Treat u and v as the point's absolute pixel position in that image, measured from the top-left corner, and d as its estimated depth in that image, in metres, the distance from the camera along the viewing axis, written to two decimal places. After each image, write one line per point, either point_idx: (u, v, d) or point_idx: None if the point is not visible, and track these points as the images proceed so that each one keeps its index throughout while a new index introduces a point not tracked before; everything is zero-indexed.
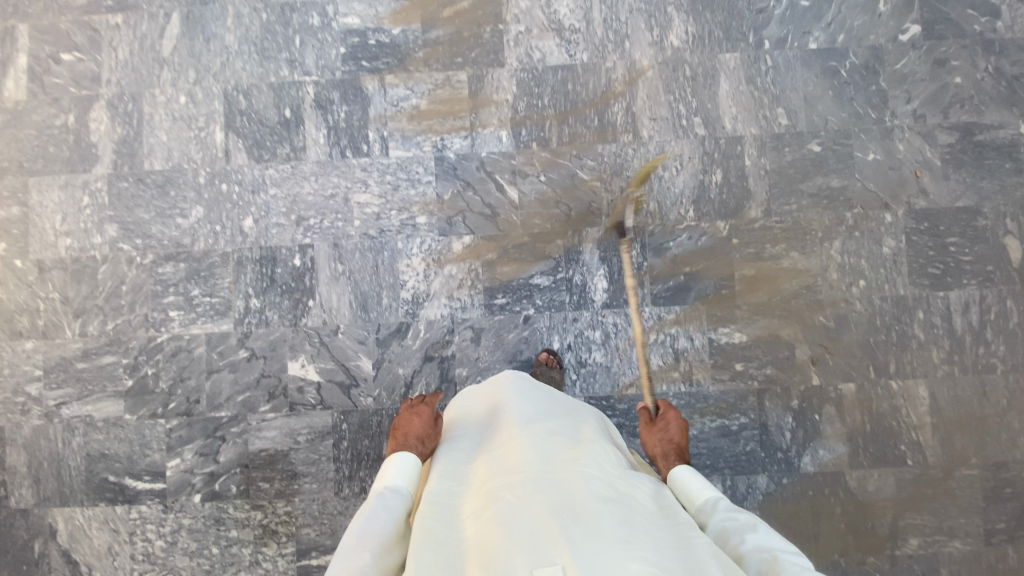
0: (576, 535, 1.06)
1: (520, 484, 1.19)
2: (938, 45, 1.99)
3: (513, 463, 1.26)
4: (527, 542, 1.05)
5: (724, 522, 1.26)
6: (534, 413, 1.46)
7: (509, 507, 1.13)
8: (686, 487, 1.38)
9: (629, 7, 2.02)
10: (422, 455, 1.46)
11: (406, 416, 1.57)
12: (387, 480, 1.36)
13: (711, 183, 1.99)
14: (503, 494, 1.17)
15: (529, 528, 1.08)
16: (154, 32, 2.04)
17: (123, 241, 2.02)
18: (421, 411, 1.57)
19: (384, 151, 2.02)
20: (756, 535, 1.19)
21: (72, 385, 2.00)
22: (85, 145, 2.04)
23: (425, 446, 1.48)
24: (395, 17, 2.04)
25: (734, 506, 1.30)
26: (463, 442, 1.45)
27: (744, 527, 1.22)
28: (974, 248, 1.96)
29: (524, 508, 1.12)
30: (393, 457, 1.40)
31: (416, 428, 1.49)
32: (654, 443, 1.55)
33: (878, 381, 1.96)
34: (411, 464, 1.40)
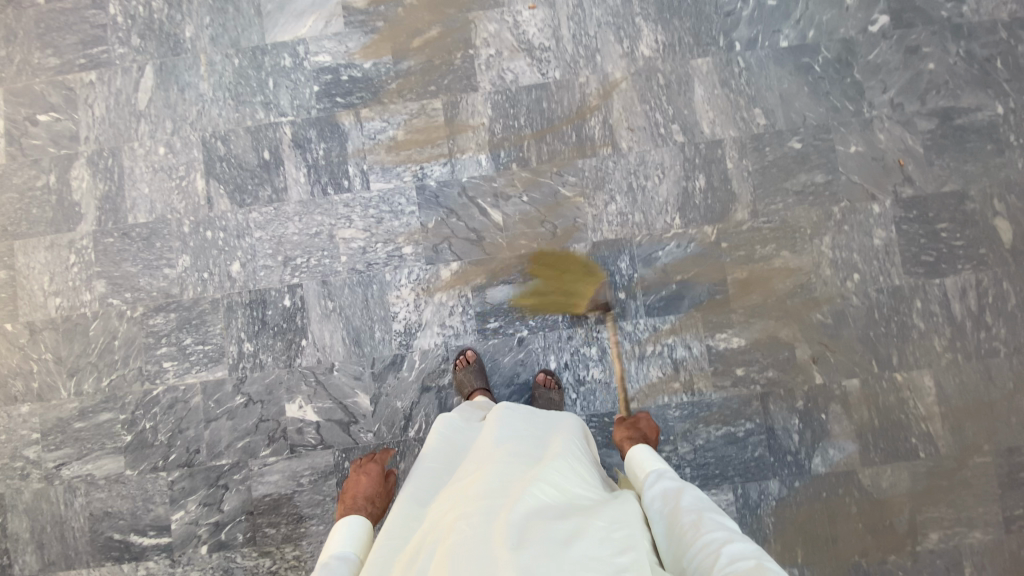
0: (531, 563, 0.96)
1: (488, 501, 1.12)
2: (909, 32, 1.98)
3: (473, 490, 1.17)
4: (475, 574, 0.95)
5: (662, 487, 1.31)
6: (503, 437, 1.38)
7: (461, 537, 1.04)
8: (635, 458, 1.45)
9: (597, 21, 2.02)
10: (372, 514, 1.45)
11: (354, 477, 1.57)
12: (335, 547, 1.30)
13: (695, 189, 1.98)
14: (456, 522, 1.08)
15: (479, 559, 0.98)
16: (127, 85, 2.05)
17: (112, 296, 2.02)
18: (369, 470, 1.58)
19: (365, 185, 2.02)
20: (690, 497, 1.25)
21: (71, 444, 1.99)
22: (68, 204, 2.04)
23: (374, 504, 1.47)
24: (365, 51, 2.04)
25: (676, 475, 1.36)
26: (430, 476, 1.37)
27: (679, 491, 1.28)
28: (965, 232, 1.93)
29: (477, 537, 1.03)
30: (343, 521, 1.37)
31: (365, 487, 1.49)
32: (624, 430, 1.62)
33: (881, 374, 1.93)
34: (362, 526, 1.36)
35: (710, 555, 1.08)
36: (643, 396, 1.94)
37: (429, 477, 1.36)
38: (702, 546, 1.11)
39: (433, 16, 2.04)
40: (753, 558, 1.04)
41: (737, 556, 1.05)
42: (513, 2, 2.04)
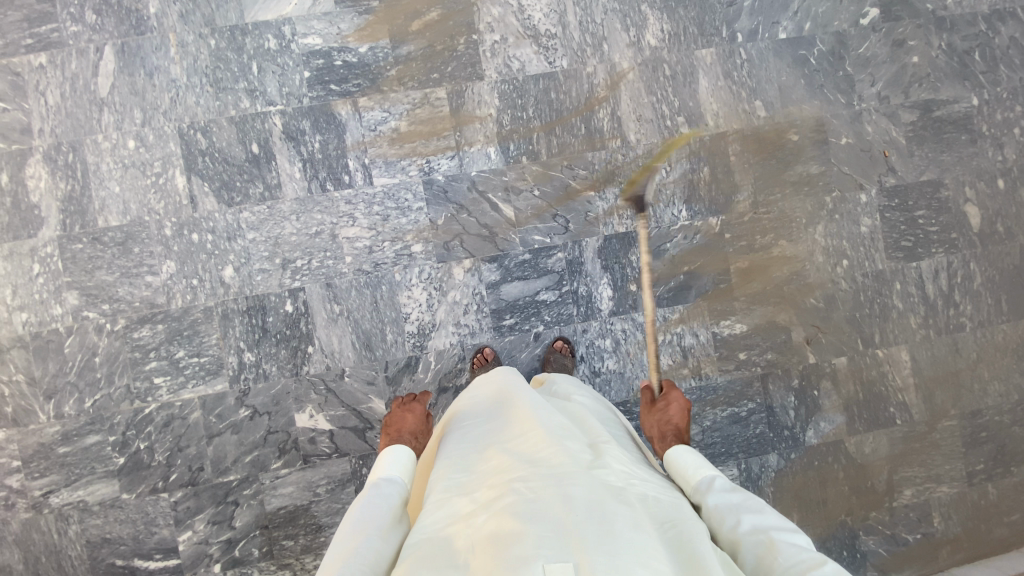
0: (595, 533, 0.92)
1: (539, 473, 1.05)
2: (895, 27, 2.07)
3: (527, 452, 1.12)
4: (541, 537, 0.90)
5: (719, 500, 1.12)
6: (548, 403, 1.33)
7: (522, 497, 0.98)
8: (679, 465, 1.24)
9: (603, 7, 1.97)
10: (416, 448, 1.44)
11: (398, 413, 1.55)
12: (383, 471, 1.24)
13: (700, 181, 2.02)
14: (514, 482, 1.02)
15: (544, 522, 0.93)
16: (85, 70, 1.82)
17: (88, 308, 1.82)
18: (413, 408, 1.57)
19: (367, 180, 1.90)
20: (754, 515, 1.05)
21: (55, 471, 1.82)
22: (26, 207, 1.81)
23: (418, 440, 1.46)
24: (360, 34, 1.89)
25: (727, 484, 1.17)
26: (469, 431, 1.31)
27: (740, 506, 1.09)
28: (939, 218, 2.10)
29: (539, 500, 0.98)
30: (387, 450, 1.30)
31: (410, 424, 1.48)
32: (652, 422, 1.45)
33: (866, 351, 2.09)
34: (407, 459, 1.30)
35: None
36: None
37: (467, 432, 1.31)
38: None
39: None
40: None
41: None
42: None
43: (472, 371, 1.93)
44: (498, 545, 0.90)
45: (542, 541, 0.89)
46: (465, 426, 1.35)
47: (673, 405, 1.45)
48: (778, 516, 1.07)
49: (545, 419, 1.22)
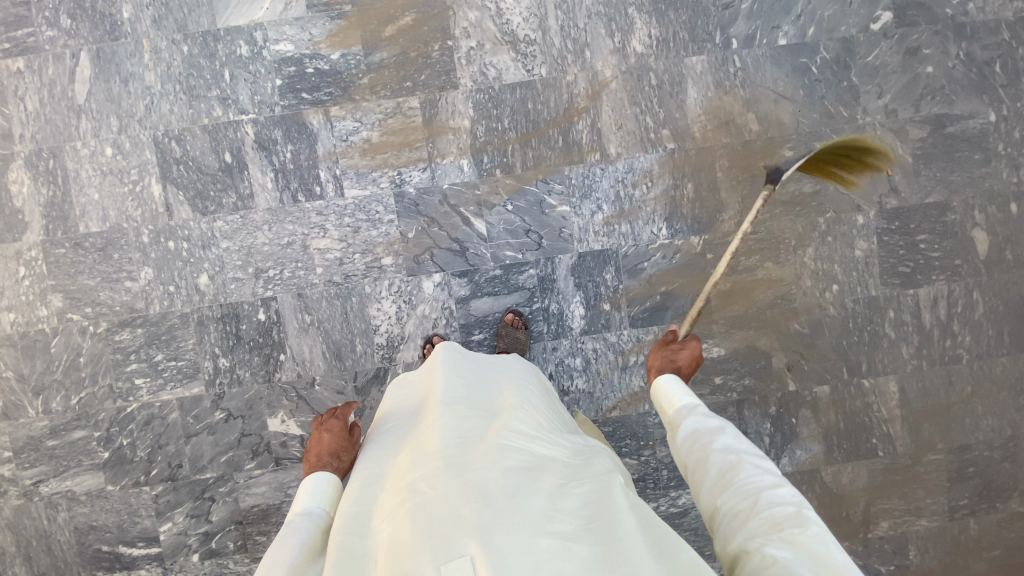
0: (494, 519, 0.96)
1: (437, 470, 1.08)
2: (910, 33, 1.91)
3: (433, 445, 1.16)
4: (438, 533, 0.94)
5: (695, 425, 1.21)
6: (462, 391, 1.38)
7: (423, 498, 1.02)
8: (668, 392, 1.32)
9: (587, 11, 1.87)
10: (339, 469, 1.37)
11: (316, 435, 1.46)
12: (301, 503, 1.25)
13: (683, 198, 1.93)
14: (416, 485, 1.06)
15: (443, 516, 0.97)
16: (63, 76, 1.85)
17: (72, 311, 1.90)
18: (332, 426, 1.49)
19: (338, 191, 1.89)
20: (725, 437, 1.14)
21: (45, 462, 1.94)
22: (10, 211, 1.88)
23: (341, 459, 1.40)
24: (332, 40, 1.85)
25: (709, 411, 1.25)
26: (385, 437, 1.35)
27: (713, 430, 1.18)
28: (943, 243, 1.97)
29: (438, 494, 1.02)
30: (309, 479, 1.30)
31: (328, 444, 1.41)
32: (657, 357, 1.47)
33: (850, 380, 2.01)
34: (329, 484, 1.31)
35: (749, 499, 0.99)
36: (626, 404, 1.99)
37: (382, 439, 1.35)
38: (739, 490, 1.02)
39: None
40: (793, 504, 0.96)
41: (778, 503, 0.97)
42: None
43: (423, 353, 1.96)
44: (400, 553, 0.93)
45: (437, 539, 0.93)
46: (385, 432, 1.38)
47: (686, 348, 1.47)
48: (741, 434, 1.17)
49: (455, 412, 1.27)
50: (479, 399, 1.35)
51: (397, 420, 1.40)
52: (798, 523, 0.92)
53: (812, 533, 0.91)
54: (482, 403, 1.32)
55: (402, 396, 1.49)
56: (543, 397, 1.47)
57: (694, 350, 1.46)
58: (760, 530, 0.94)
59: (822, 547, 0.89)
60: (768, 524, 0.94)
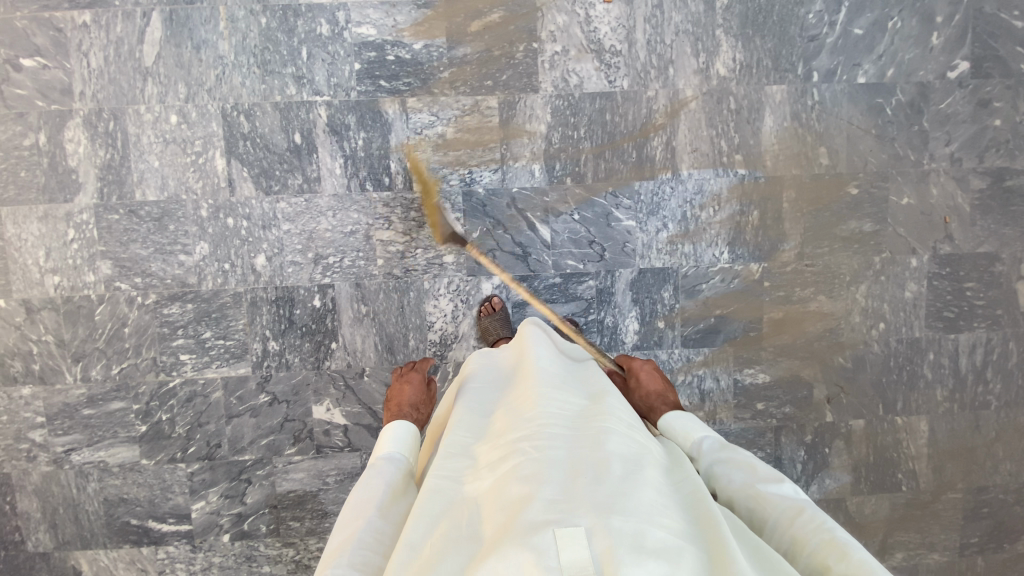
0: (608, 496, 0.91)
1: (543, 438, 1.04)
2: (983, 85, 1.94)
3: (536, 414, 1.11)
4: (549, 501, 0.90)
5: (709, 463, 1.17)
6: (561, 370, 1.32)
7: (529, 462, 0.98)
8: (672, 431, 1.27)
9: (675, 27, 1.85)
10: (419, 421, 1.37)
11: (396, 386, 1.49)
12: (384, 448, 1.22)
13: (748, 225, 1.95)
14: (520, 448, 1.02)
15: (553, 485, 0.92)
16: (131, 35, 1.77)
17: (120, 279, 1.85)
18: (412, 379, 1.52)
19: (407, 184, 1.87)
20: (743, 473, 1.11)
21: (80, 430, 1.90)
22: (63, 170, 1.81)
23: (419, 412, 1.41)
24: (416, 29, 1.80)
25: (713, 440, 1.20)
26: (475, 393, 1.31)
27: (731, 466, 1.14)
28: (988, 293, 2.03)
29: (547, 462, 0.98)
30: (392, 423, 1.28)
31: (410, 395, 1.42)
32: (639, 399, 1.48)
33: (885, 417, 2.07)
34: (412, 430, 1.27)
35: (789, 544, 0.98)
36: None
37: (471, 395, 1.30)
38: (776, 534, 1.01)
39: None
40: (832, 537, 0.94)
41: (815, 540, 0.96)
42: None
43: (478, 317, 1.94)
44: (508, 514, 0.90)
45: (548, 505, 0.89)
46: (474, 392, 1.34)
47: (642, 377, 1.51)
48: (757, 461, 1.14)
49: (556, 386, 1.22)
50: (576, 380, 1.30)
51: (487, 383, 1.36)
52: (841, 557, 0.90)
53: (857, 564, 0.88)
54: (581, 385, 1.28)
55: (493, 365, 1.45)
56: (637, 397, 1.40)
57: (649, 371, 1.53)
58: (812, 571, 0.94)
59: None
60: (817, 565, 0.93)
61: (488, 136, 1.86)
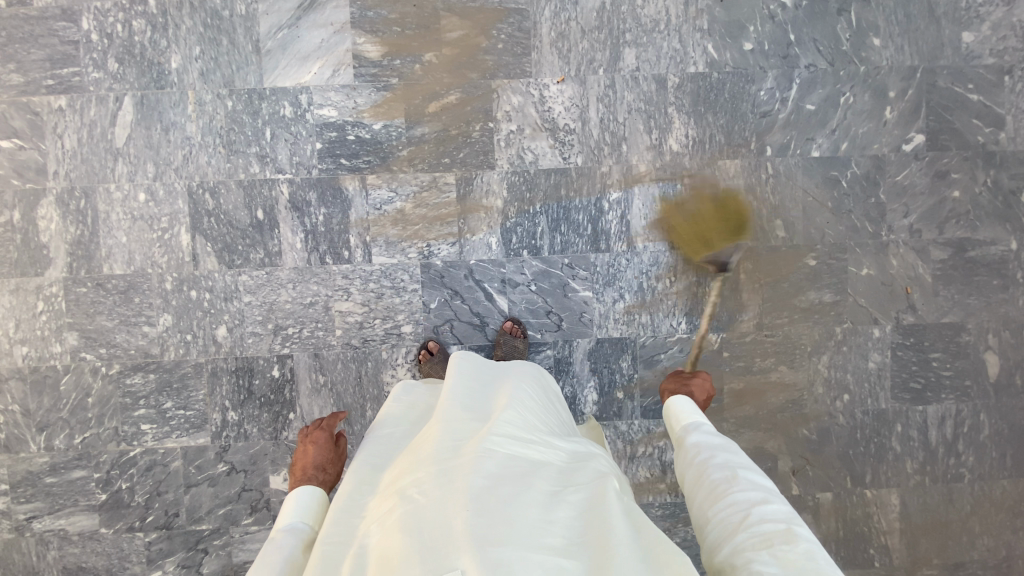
0: (490, 529, 0.88)
1: (429, 475, 1.00)
2: (940, 156, 1.95)
3: (424, 452, 1.08)
4: (428, 546, 0.86)
5: (704, 441, 1.16)
6: (458, 392, 1.27)
7: (410, 505, 0.95)
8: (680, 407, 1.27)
9: (628, 106, 1.90)
10: (326, 484, 1.28)
11: (299, 447, 1.35)
12: (284, 519, 1.14)
13: (705, 295, 1.95)
14: (402, 495, 0.98)
15: (432, 527, 0.89)
16: (104, 118, 1.86)
17: (86, 350, 1.90)
18: (317, 438, 1.38)
19: (366, 257, 1.91)
20: (728, 456, 1.10)
21: (41, 498, 1.92)
22: (35, 245, 1.88)
23: (326, 473, 1.30)
24: (376, 110, 1.87)
25: (713, 430, 1.21)
26: (375, 446, 1.25)
27: (717, 447, 1.13)
28: (955, 363, 2.00)
29: (428, 505, 0.94)
30: (295, 491, 1.20)
31: (314, 457, 1.30)
32: (672, 383, 1.41)
33: (853, 490, 2.02)
34: (316, 496, 1.21)
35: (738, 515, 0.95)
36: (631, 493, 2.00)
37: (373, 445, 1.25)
38: (730, 506, 0.98)
39: (452, 79, 1.88)
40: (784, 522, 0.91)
41: (769, 518, 0.92)
42: (541, 74, 1.89)
43: None
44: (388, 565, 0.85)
45: (426, 550, 0.85)
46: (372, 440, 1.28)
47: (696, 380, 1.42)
48: (748, 458, 1.11)
49: (445, 415, 1.18)
50: (475, 401, 1.26)
51: (389, 433, 1.30)
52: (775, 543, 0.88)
53: (804, 550, 0.86)
54: (474, 406, 1.23)
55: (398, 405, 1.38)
56: (535, 401, 1.34)
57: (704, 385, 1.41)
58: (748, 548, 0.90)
59: (812, 562, 0.83)
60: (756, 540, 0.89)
61: (445, 211, 1.92)
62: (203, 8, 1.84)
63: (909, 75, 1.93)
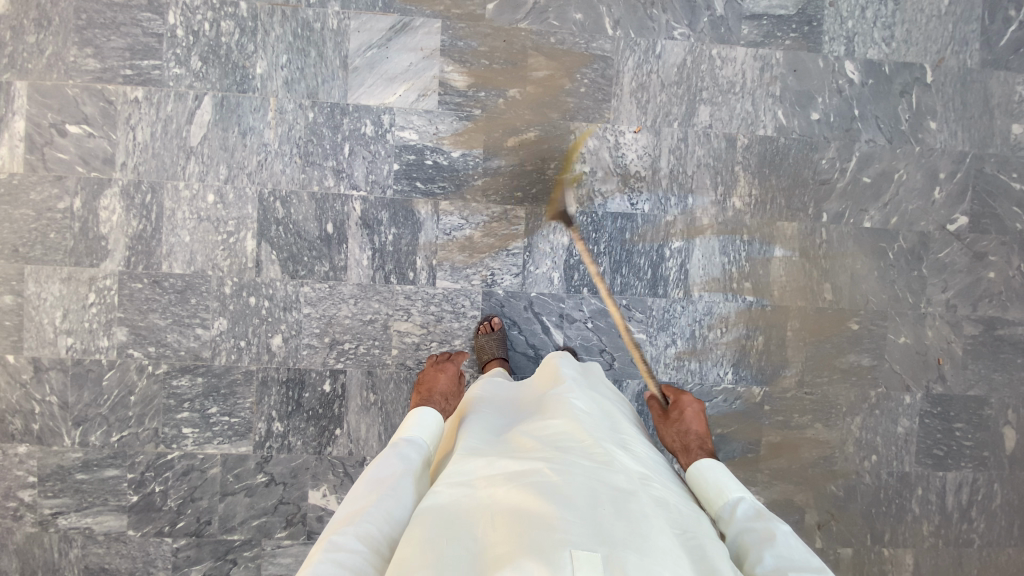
0: (613, 520, 0.97)
1: (557, 458, 1.09)
2: (980, 239, 2.07)
3: (551, 442, 1.16)
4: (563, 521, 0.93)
5: (742, 530, 1.16)
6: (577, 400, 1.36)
7: (544, 480, 1.03)
8: (704, 480, 1.30)
9: (697, 160, 1.97)
10: (445, 410, 1.47)
11: (431, 372, 1.61)
12: (406, 432, 1.27)
13: (752, 348, 2.02)
14: (531, 465, 1.08)
15: (567, 509, 0.96)
16: (181, 115, 1.83)
17: (134, 347, 1.86)
18: (446, 368, 1.64)
19: (430, 280, 1.92)
20: (770, 548, 1.08)
21: (69, 495, 1.86)
22: (93, 236, 1.83)
23: (447, 402, 1.50)
24: (456, 138, 1.91)
25: (752, 509, 1.20)
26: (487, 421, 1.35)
27: (759, 535, 1.12)
28: (976, 434, 2.11)
29: (562, 485, 1.02)
30: (418, 409, 1.35)
31: (440, 384, 1.52)
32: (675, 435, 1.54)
33: (872, 547, 2.10)
34: (435, 420, 1.33)
35: None
36: None
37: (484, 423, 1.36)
38: None
39: (532, 116, 1.92)
40: None
41: None
42: (618, 121, 1.94)
43: None
44: (523, 521, 0.94)
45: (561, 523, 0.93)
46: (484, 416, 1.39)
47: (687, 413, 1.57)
48: (796, 542, 1.09)
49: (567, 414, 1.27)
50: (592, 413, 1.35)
51: (499, 415, 1.40)
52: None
53: None
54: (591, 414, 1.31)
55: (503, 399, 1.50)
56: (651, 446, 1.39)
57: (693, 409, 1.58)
58: None
59: None
60: None
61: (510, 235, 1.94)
62: (295, 18, 1.84)
63: (959, 160, 2.05)
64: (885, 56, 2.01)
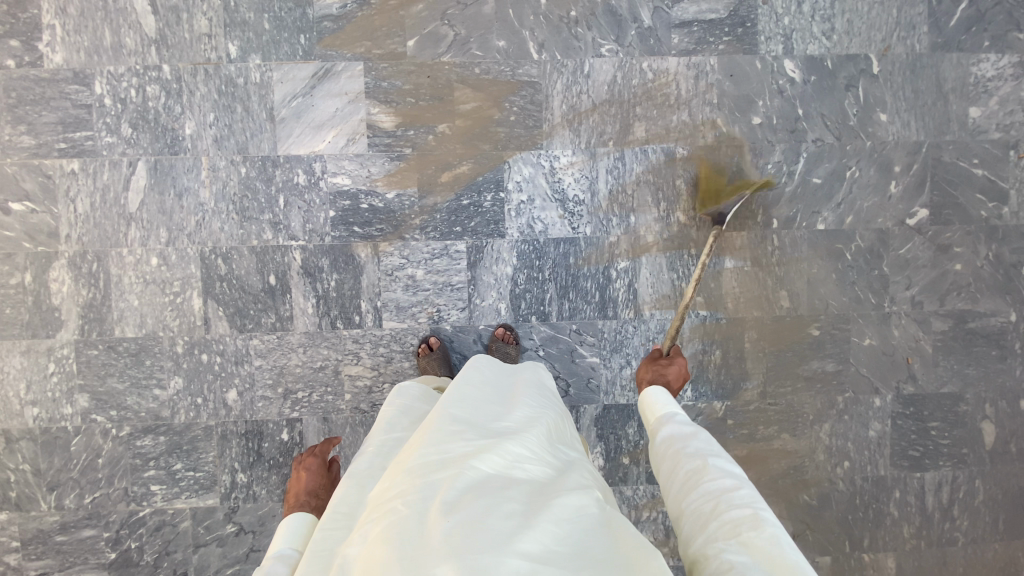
0: (469, 538, 0.86)
1: (415, 486, 0.98)
2: (943, 231, 1.98)
3: (411, 463, 1.04)
4: (409, 558, 0.84)
5: (673, 431, 1.21)
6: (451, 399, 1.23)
7: (396, 519, 0.93)
8: (648, 403, 1.32)
9: (637, 177, 1.93)
10: (318, 507, 1.31)
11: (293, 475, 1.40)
12: (276, 546, 1.16)
13: (710, 363, 1.98)
14: (387, 507, 0.96)
15: (416, 540, 0.87)
16: (117, 182, 1.87)
17: (96, 412, 1.91)
18: (310, 463, 1.42)
19: (377, 322, 1.93)
20: (698, 443, 1.14)
21: (51, 556, 1.94)
22: (47, 307, 1.89)
23: (319, 498, 1.33)
24: (389, 179, 1.90)
25: (687, 420, 1.25)
26: (369, 464, 1.23)
27: (687, 436, 1.18)
28: (953, 432, 2.04)
29: (414, 517, 0.92)
30: (285, 519, 1.23)
31: (305, 484, 1.34)
32: (647, 371, 1.48)
33: (851, 553, 2.05)
34: (306, 521, 1.23)
35: (708, 506, 0.99)
36: None
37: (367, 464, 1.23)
38: (702, 494, 1.01)
39: (463, 150, 1.90)
40: (748, 511, 0.94)
41: (736, 505, 0.96)
42: (552, 145, 1.91)
43: None
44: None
45: (405, 560, 0.84)
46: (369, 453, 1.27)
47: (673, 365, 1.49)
48: (715, 441, 1.16)
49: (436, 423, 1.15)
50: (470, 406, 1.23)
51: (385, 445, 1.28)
52: (754, 525, 0.91)
53: (768, 537, 0.89)
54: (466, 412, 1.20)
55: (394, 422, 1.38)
56: (542, 405, 1.32)
57: (681, 368, 1.49)
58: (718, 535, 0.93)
59: (777, 547, 0.87)
60: (725, 528, 0.93)
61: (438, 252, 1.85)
62: (218, 76, 1.85)
63: (915, 150, 1.96)
64: (826, 51, 1.93)
